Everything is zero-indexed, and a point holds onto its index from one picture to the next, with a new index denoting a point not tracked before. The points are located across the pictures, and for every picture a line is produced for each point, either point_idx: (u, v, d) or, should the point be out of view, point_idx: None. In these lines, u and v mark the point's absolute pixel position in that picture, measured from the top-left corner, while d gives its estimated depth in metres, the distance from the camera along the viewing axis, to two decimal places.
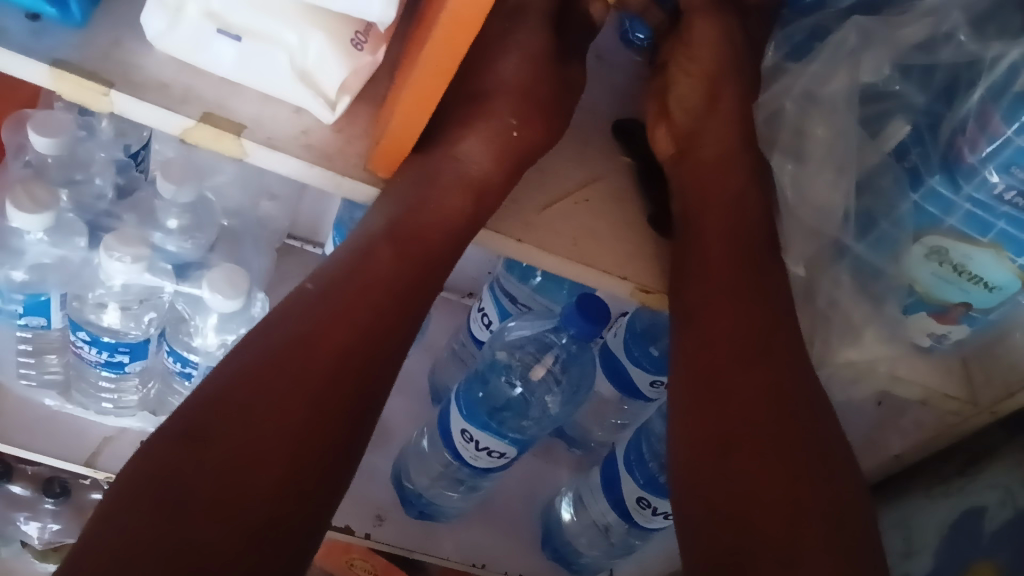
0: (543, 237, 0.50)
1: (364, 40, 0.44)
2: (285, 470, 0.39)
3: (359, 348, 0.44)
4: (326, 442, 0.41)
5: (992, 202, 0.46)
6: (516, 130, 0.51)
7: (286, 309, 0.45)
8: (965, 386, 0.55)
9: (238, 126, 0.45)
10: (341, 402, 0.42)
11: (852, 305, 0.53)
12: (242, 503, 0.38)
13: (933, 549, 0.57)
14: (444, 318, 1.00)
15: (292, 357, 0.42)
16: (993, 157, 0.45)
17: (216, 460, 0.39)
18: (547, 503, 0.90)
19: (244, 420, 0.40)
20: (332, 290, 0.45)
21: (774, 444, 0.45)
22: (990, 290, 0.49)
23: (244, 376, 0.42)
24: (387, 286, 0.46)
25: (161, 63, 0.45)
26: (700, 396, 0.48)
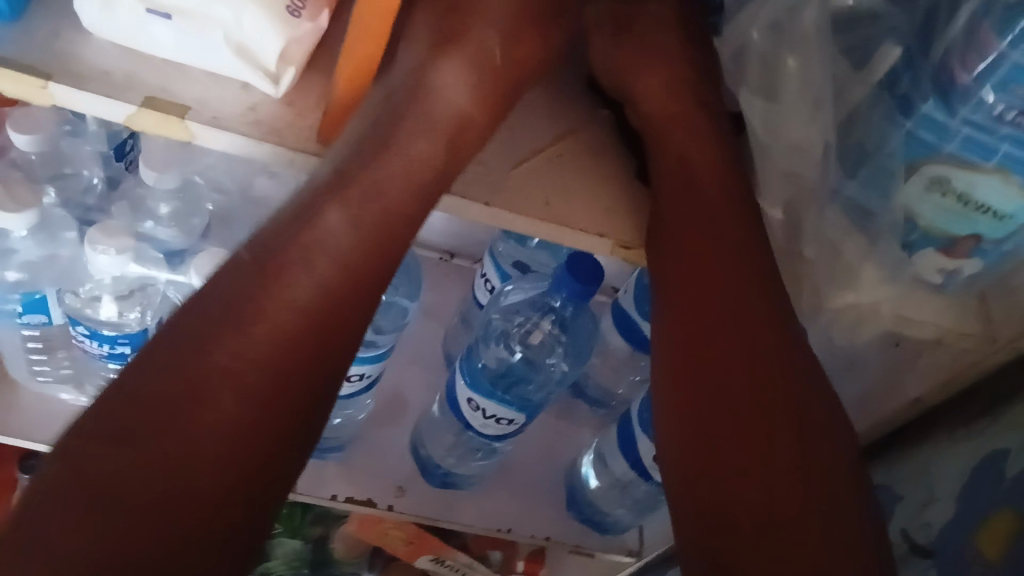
0: (514, 196, 0.47)
1: (301, 7, 0.42)
2: (240, 466, 0.40)
3: (315, 324, 0.43)
4: (278, 423, 0.41)
5: (992, 123, 0.42)
6: (467, 109, 0.48)
7: (219, 282, 0.44)
8: (980, 324, 0.53)
9: (182, 108, 0.43)
10: (295, 382, 0.42)
11: (843, 239, 0.52)
12: (191, 483, 0.38)
13: (954, 497, 0.56)
14: (454, 286, 0.99)
15: (236, 342, 0.42)
16: (988, 75, 0.41)
17: (163, 454, 0.38)
18: (570, 465, 0.89)
19: (191, 413, 0.40)
20: (272, 260, 0.44)
21: (755, 417, 0.46)
22: (999, 219, 0.45)
23: (185, 364, 0.41)
24: (337, 260, 0.44)
25: (102, 50, 0.43)
26: (680, 366, 0.49)
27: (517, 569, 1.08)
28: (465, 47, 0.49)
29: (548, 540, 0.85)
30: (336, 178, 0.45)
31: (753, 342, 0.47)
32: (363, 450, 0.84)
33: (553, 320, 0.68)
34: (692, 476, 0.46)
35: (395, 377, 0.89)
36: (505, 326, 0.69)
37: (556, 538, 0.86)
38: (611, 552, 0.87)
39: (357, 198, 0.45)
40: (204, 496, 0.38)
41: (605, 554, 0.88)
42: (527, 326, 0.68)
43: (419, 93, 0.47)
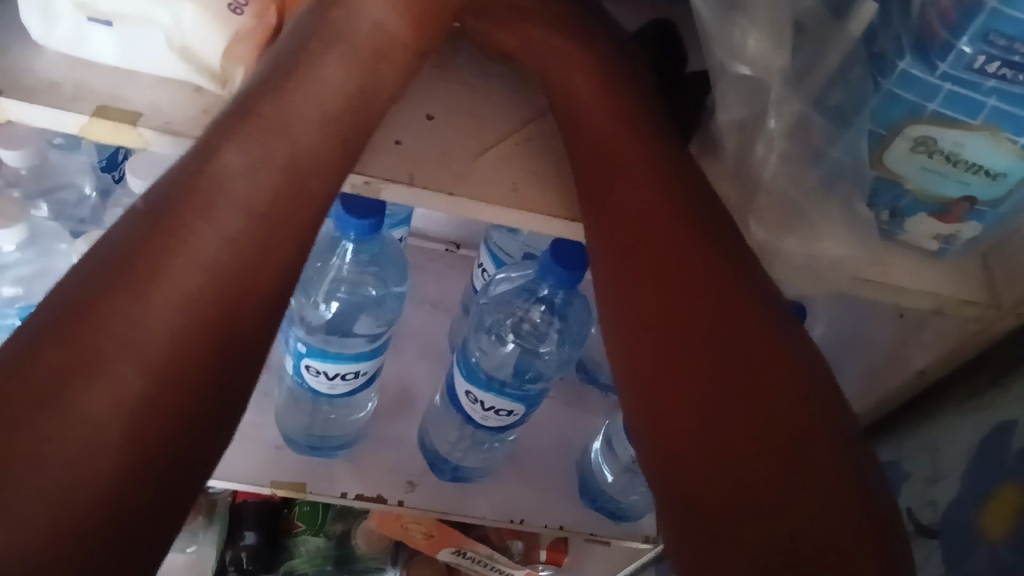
0: (477, 184, 0.45)
1: (243, 4, 0.43)
2: (137, 457, 0.36)
3: (222, 278, 0.40)
4: (190, 386, 0.38)
5: (975, 78, 0.40)
6: (430, 114, 0.48)
7: (104, 252, 0.39)
8: (986, 289, 0.50)
9: (134, 115, 0.42)
10: (203, 342, 0.39)
11: (818, 208, 0.49)
12: (112, 459, 0.36)
13: (959, 473, 0.55)
14: (457, 275, 0.98)
15: (130, 322, 0.38)
16: (967, 27, 0.38)
17: (46, 449, 0.34)
18: (583, 452, 0.87)
19: (74, 400, 0.36)
20: (170, 227, 0.40)
21: (710, 383, 0.42)
22: (992, 178, 0.44)
23: (66, 344, 0.36)
24: (247, 233, 0.41)
25: (51, 61, 0.43)
26: (630, 334, 0.45)
27: (540, 558, 1.07)
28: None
29: (561, 529, 0.83)
30: (243, 129, 0.41)
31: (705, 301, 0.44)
32: (370, 445, 0.83)
33: (544, 308, 0.68)
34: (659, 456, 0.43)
35: (401, 369, 0.88)
36: (498, 315, 0.69)
37: (574, 529, 0.83)
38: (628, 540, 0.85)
39: (298, 189, 0.42)
40: (98, 494, 0.35)
41: (622, 542, 0.85)
42: (517, 313, 0.69)
43: (375, 77, 0.45)
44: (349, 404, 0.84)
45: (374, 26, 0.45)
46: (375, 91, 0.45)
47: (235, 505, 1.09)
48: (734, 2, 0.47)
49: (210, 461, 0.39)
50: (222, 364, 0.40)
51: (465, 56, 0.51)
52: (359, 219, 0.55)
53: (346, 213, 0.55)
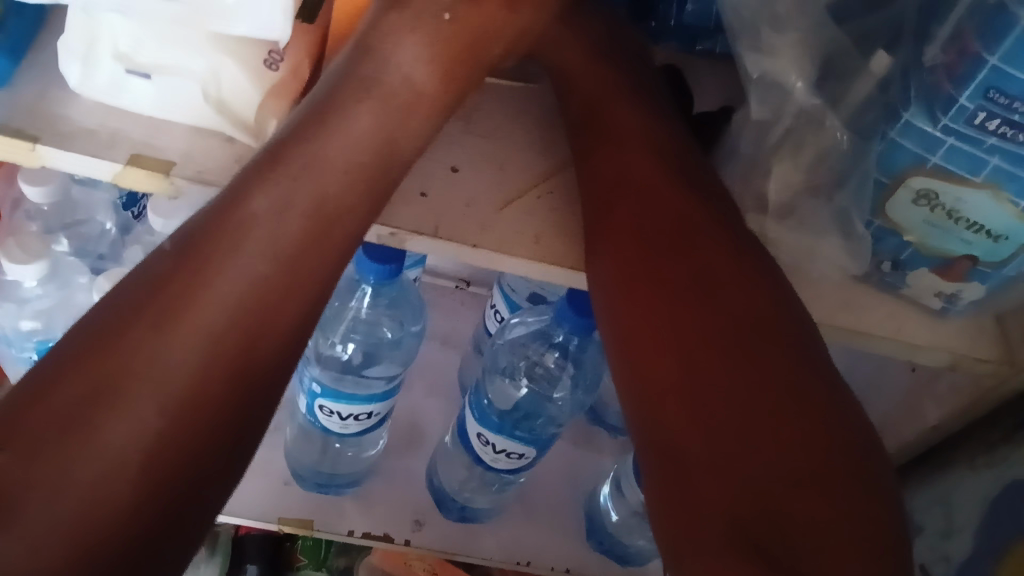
0: (501, 237, 0.46)
1: (279, 60, 0.44)
2: (143, 499, 0.35)
3: (248, 312, 0.39)
4: (208, 417, 0.37)
5: (977, 134, 0.41)
6: (456, 166, 0.48)
7: (132, 289, 0.38)
8: (1001, 347, 0.50)
9: (167, 163, 0.43)
10: (225, 372, 0.38)
11: (821, 237, 0.49)
12: (120, 489, 0.34)
13: (973, 530, 0.55)
14: (469, 313, 0.98)
15: (152, 360, 0.37)
16: (968, 84, 0.40)
17: (61, 491, 0.34)
18: (590, 494, 0.87)
19: (89, 438, 0.35)
20: (198, 264, 0.39)
21: (714, 393, 0.38)
22: (993, 239, 0.45)
23: (87, 381, 0.36)
24: (273, 269, 0.40)
25: (89, 109, 0.44)
26: (631, 349, 0.42)
27: None
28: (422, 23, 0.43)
29: (568, 573, 0.83)
30: (273, 169, 0.40)
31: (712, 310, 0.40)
32: (379, 483, 0.83)
33: (557, 353, 0.69)
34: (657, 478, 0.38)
35: (411, 406, 0.88)
36: (510, 358, 0.70)
37: (579, 572, 0.83)
38: None
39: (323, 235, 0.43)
40: (102, 536, 0.33)
41: None
42: (531, 357, 0.69)
43: None
44: (360, 442, 0.84)
45: (404, 79, 0.43)
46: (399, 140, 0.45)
47: (239, 536, 1.10)
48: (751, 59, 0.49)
49: (220, 509, 0.37)
50: (238, 406, 0.38)
51: (489, 108, 0.52)
52: (380, 264, 0.56)
53: (367, 258, 0.56)
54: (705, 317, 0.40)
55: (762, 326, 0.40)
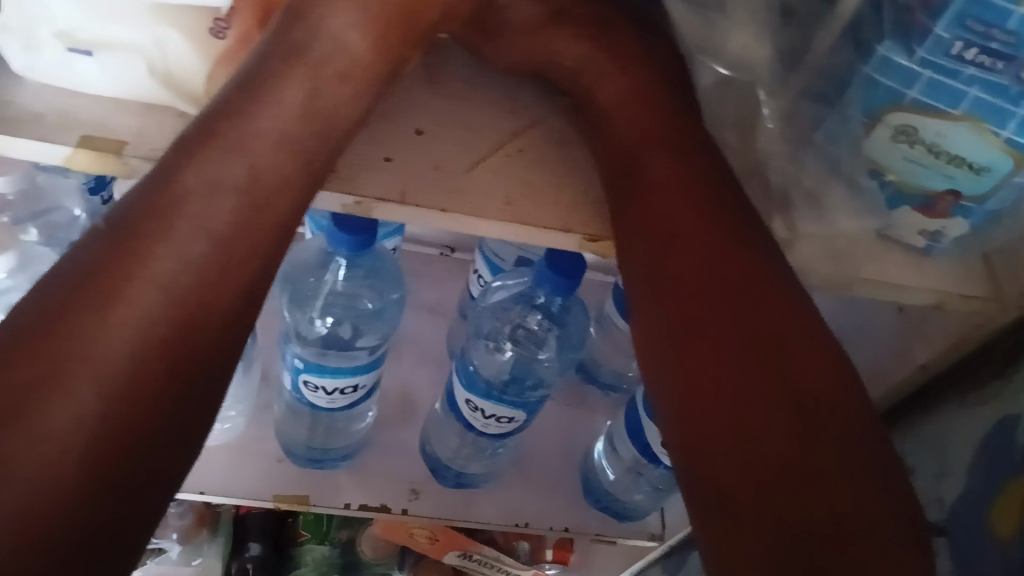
0: (471, 200, 0.45)
1: (226, 27, 0.43)
2: (90, 477, 0.35)
3: (193, 292, 0.39)
4: (152, 398, 0.37)
5: (954, 65, 0.40)
6: (420, 128, 0.47)
7: (66, 276, 0.38)
8: (985, 283, 0.50)
9: (119, 143, 0.41)
10: (168, 355, 0.38)
11: (822, 186, 0.49)
12: (71, 472, 0.35)
13: (967, 470, 0.54)
14: (453, 280, 0.97)
15: (91, 344, 0.37)
16: (943, 11, 0.38)
17: (3, 473, 0.34)
18: (586, 452, 0.87)
19: (34, 421, 0.35)
20: (131, 243, 0.38)
21: (733, 388, 0.43)
22: (976, 172, 0.44)
23: (24, 363, 0.36)
24: (211, 247, 0.39)
25: (34, 91, 0.42)
26: (661, 349, 0.45)
27: (546, 558, 1.07)
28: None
29: (567, 532, 0.82)
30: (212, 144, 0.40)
31: (734, 313, 0.44)
32: (373, 455, 0.82)
33: (543, 315, 0.68)
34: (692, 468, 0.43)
35: (401, 377, 0.88)
36: (495, 322, 0.69)
37: (579, 531, 0.83)
38: (635, 538, 0.85)
39: (283, 208, 0.41)
40: (50, 516, 0.34)
41: (629, 541, 0.85)
42: (516, 321, 0.68)
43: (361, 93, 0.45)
44: (349, 416, 0.83)
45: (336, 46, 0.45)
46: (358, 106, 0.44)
47: (241, 515, 1.10)
48: None
49: (166, 488, 0.38)
50: (181, 385, 0.38)
51: (453, 67, 0.51)
52: (352, 235, 0.54)
53: (339, 230, 0.54)
54: (730, 317, 0.44)
55: (782, 320, 0.44)
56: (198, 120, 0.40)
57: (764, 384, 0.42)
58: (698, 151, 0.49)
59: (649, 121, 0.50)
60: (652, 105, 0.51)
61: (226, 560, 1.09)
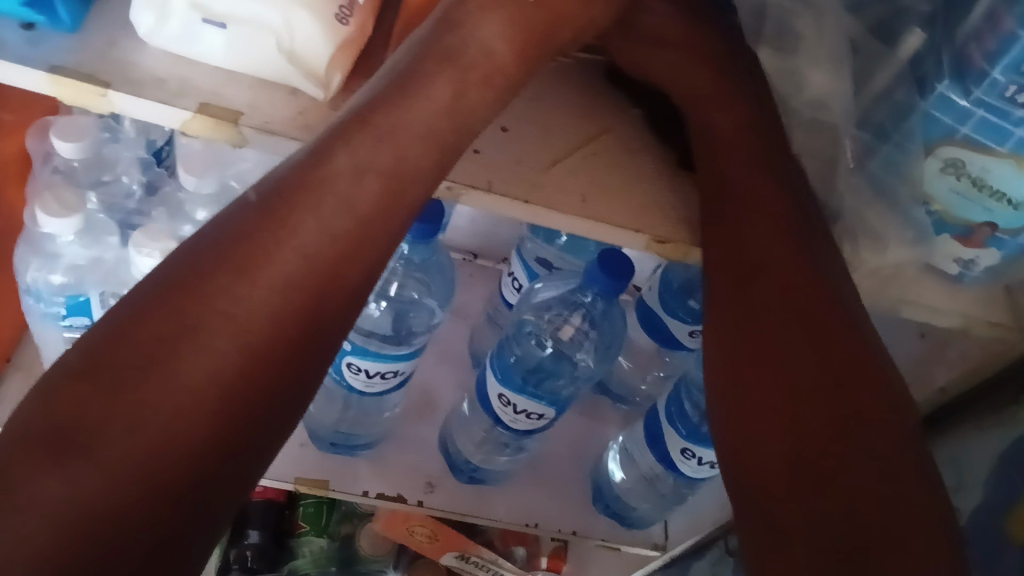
0: (551, 194, 0.48)
1: (348, 15, 0.45)
2: (212, 432, 0.38)
3: (323, 263, 0.42)
4: (277, 362, 0.40)
5: (1005, 106, 0.44)
6: (505, 126, 0.50)
7: (211, 233, 0.41)
8: (1010, 312, 0.54)
9: (235, 113, 0.44)
10: (297, 322, 0.41)
11: (870, 209, 0.52)
12: (195, 421, 0.37)
13: (984, 482, 0.58)
14: (478, 285, 1.00)
15: (232, 300, 0.40)
16: (1001, 57, 0.42)
17: (139, 414, 0.36)
18: (597, 460, 0.89)
19: (173, 370, 0.38)
20: (278, 211, 0.41)
21: (794, 398, 0.45)
22: (1014, 208, 0.48)
23: (170, 314, 0.39)
24: (343, 221, 0.42)
25: (156, 56, 0.45)
26: (731, 359, 0.48)
27: (541, 566, 1.09)
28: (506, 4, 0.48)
29: (574, 535, 0.85)
30: (354, 134, 0.42)
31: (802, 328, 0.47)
32: (394, 447, 0.84)
33: (583, 317, 0.70)
34: (737, 467, 0.46)
35: (424, 375, 0.90)
36: (534, 322, 0.71)
37: (586, 534, 0.85)
38: (638, 546, 0.88)
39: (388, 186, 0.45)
40: (172, 463, 0.36)
41: (633, 549, 0.88)
42: (555, 322, 0.71)
43: None
44: (378, 403, 0.85)
45: (484, 51, 0.47)
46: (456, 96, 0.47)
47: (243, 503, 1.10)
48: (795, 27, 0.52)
49: (265, 455, 0.40)
50: (299, 357, 0.41)
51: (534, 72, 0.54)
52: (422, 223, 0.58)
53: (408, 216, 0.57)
54: (796, 333, 0.47)
55: (845, 337, 0.46)
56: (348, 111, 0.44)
57: (828, 401, 0.44)
58: (772, 168, 0.51)
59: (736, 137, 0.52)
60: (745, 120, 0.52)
61: (224, 547, 1.10)
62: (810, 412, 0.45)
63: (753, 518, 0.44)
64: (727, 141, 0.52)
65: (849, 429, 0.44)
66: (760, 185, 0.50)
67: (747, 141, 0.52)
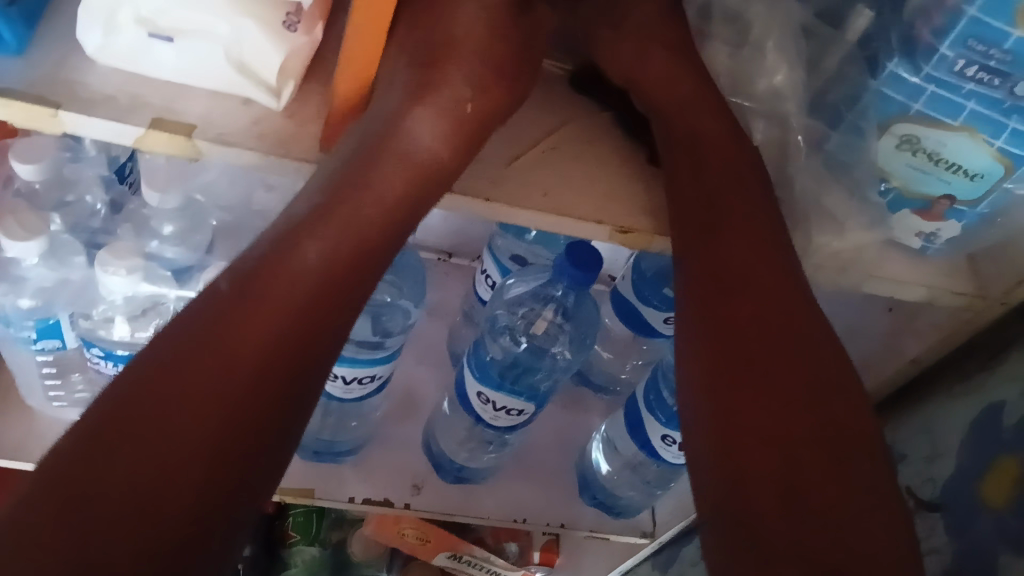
0: (511, 190, 0.49)
1: (296, 21, 0.44)
2: (200, 499, 0.38)
3: (299, 335, 0.43)
4: (261, 428, 0.41)
5: (955, 81, 0.45)
6: (470, 103, 0.49)
7: (191, 316, 0.42)
8: (973, 281, 0.55)
9: (188, 126, 0.44)
10: (276, 390, 0.42)
11: (823, 191, 0.53)
12: (183, 489, 0.37)
13: (957, 450, 0.59)
14: (455, 284, 1.00)
15: (214, 374, 0.41)
16: (948, 33, 0.43)
17: (129, 485, 0.37)
18: (581, 451, 0.90)
19: (167, 440, 0.38)
20: (260, 290, 0.43)
21: (769, 409, 0.45)
22: (971, 178, 0.49)
23: (156, 391, 0.39)
24: (314, 292, 0.44)
25: (106, 75, 0.45)
26: (707, 372, 0.48)
27: (533, 560, 1.09)
28: (437, 104, 0.48)
29: (563, 527, 0.85)
30: (320, 220, 0.45)
31: (778, 344, 0.47)
32: (378, 450, 0.84)
33: (556, 310, 0.70)
34: (709, 482, 0.45)
35: (403, 378, 0.90)
36: (508, 318, 0.72)
37: (575, 525, 0.85)
38: (627, 534, 0.88)
39: (352, 208, 0.45)
40: (163, 531, 0.36)
41: (622, 537, 0.88)
42: (529, 317, 0.71)
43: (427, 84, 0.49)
44: (359, 409, 0.84)
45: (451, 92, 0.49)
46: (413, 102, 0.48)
47: None
48: None
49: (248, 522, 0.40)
50: (285, 423, 0.42)
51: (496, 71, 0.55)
52: None
53: None
54: (768, 344, 0.47)
55: (814, 350, 0.47)
56: (314, 191, 0.46)
57: (802, 407, 0.45)
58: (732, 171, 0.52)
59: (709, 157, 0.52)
60: (722, 137, 0.53)
61: None
62: (783, 423, 0.45)
63: (724, 533, 0.43)
64: (694, 150, 0.53)
65: (823, 438, 0.44)
66: (732, 205, 0.51)
67: (718, 136, 0.53)
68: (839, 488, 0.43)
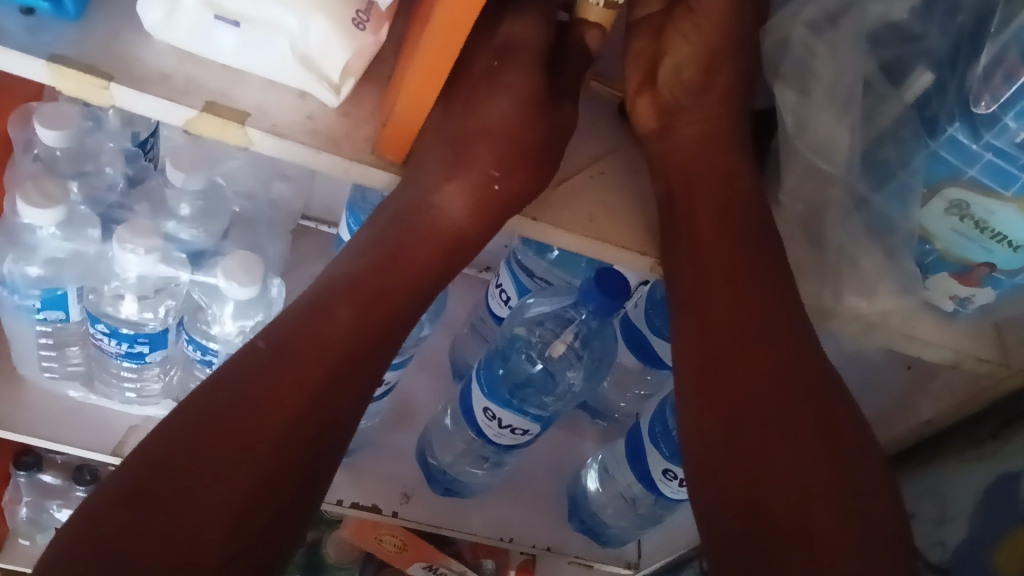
0: (558, 213, 0.50)
1: (366, 20, 0.43)
2: (232, 547, 0.39)
3: (329, 389, 0.45)
4: (291, 478, 0.42)
5: (1014, 150, 0.45)
6: (497, 182, 0.48)
7: (226, 375, 0.44)
8: (997, 349, 0.55)
9: (242, 114, 0.44)
10: (305, 441, 0.43)
11: (863, 251, 0.53)
12: (216, 535, 0.39)
13: (968, 516, 0.59)
14: (465, 294, 0.99)
15: (246, 429, 0.42)
16: (1014, 103, 0.44)
17: (166, 534, 0.38)
18: (573, 475, 0.89)
19: (196, 493, 0.40)
20: (290, 355, 0.45)
21: (774, 445, 0.45)
22: (1013, 249, 0.48)
23: (194, 446, 0.41)
24: (338, 357, 0.46)
25: (163, 53, 0.44)
26: (714, 407, 0.48)
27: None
28: (469, 180, 0.48)
29: (548, 551, 0.84)
30: (350, 295, 0.47)
31: (783, 378, 0.47)
32: (369, 455, 0.82)
33: (575, 333, 0.69)
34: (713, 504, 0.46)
35: (404, 385, 0.89)
36: (526, 336, 0.71)
37: (558, 548, 0.85)
38: (612, 564, 0.89)
39: (410, 263, 0.49)
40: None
41: (606, 566, 0.89)
42: (547, 338, 0.70)
43: (499, 104, 0.49)
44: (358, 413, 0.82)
45: (497, 122, 0.49)
46: (480, 122, 0.49)
47: None
48: (807, 59, 0.53)
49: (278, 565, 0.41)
50: (306, 481, 0.43)
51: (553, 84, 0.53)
52: None
53: None
54: (773, 374, 0.47)
55: (820, 385, 0.47)
56: (349, 271, 0.48)
57: (808, 442, 0.45)
58: (753, 202, 0.53)
59: (737, 216, 0.52)
60: (749, 197, 0.53)
61: None
62: (790, 459, 0.45)
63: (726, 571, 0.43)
64: (720, 183, 0.54)
65: (826, 473, 0.44)
66: (744, 233, 0.51)
67: (745, 180, 0.54)
68: (843, 526, 0.42)
